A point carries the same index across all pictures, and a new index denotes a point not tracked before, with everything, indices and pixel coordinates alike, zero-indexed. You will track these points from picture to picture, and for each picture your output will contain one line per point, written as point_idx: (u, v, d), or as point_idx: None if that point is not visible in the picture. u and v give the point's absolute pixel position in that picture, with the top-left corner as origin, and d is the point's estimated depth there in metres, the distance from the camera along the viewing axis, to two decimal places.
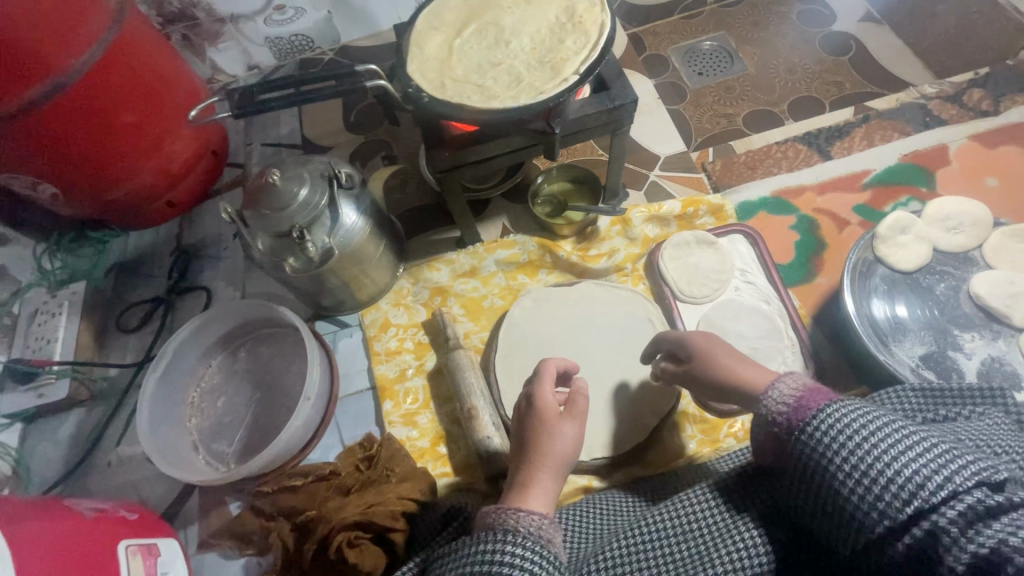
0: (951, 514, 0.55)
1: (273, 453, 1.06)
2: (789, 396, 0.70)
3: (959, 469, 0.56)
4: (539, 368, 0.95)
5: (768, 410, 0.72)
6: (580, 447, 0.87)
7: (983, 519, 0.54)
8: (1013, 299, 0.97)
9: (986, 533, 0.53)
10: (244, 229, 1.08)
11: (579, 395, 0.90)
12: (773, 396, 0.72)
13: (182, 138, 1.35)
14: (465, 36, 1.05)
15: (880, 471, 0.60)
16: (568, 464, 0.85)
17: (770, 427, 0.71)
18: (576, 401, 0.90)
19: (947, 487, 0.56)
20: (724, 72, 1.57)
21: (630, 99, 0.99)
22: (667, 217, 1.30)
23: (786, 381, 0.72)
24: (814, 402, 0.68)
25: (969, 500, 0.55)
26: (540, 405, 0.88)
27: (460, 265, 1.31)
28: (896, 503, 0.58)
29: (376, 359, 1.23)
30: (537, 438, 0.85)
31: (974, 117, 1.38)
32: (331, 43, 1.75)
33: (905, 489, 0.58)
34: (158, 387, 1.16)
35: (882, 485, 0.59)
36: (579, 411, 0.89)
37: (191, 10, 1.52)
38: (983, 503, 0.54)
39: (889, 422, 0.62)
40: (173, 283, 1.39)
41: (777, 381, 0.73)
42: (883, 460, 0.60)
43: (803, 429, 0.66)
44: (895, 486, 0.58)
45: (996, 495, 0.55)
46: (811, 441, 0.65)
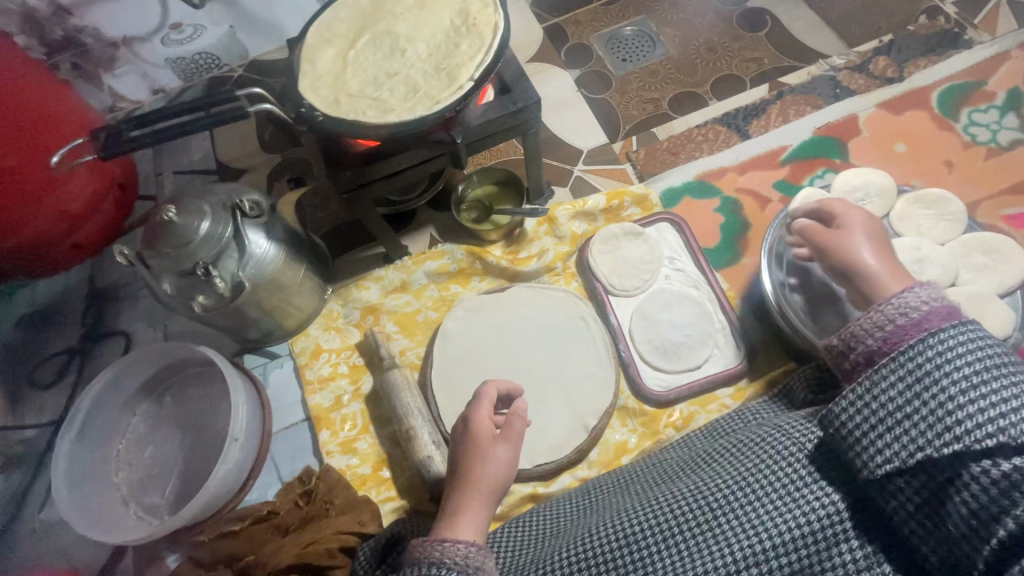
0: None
1: (203, 503, 1.01)
2: (924, 302, 0.72)
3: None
4: (480, 392, 0.91)
5: (909, 305, 0.73)
6: (516, 468, 0.84)
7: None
8: (920, 263, 1.00)
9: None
10: (145, 271, 1.01)
11: (515, 417, 0.87)
12: (916, 296, 0.73)
13: (79, 176, 1.26)
14: (359, 47, 1.01)
15: (1002, 399, 0.61)
16: (501, 489, 0.82)
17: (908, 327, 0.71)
18: (512, 424, 0.86)
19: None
20: (647, 56, 1.57)
21: (532, 100, 0.97)
22: (593, 211, 1.29)
23: (925, 291, 0.73)
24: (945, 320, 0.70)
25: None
26: (473, 428, 0.85)
27: (389, 281, 1.27)
28: (1014, 434, 0.59)
29: (309, 388, 1.19)
30: (469, 463, 0.82)
31: (881, 85, 1.42)
32: (239, 58, 1.64)
33: (1022, 423, 0.59)
34: (75, 446, 1.09)
35: (1003, 415, 0.60)
36: (514, 434, 0.86)
37: (77, 36, 1.39)
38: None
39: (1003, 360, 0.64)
40: (89, 330, 1.32)
41: (918, 288, 0.74)
42: (1000, 393, 0.61)
43: (939, 337, 0.65)
44: (1015, 418, 0.59)
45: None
46: (937, 354, 0.65)
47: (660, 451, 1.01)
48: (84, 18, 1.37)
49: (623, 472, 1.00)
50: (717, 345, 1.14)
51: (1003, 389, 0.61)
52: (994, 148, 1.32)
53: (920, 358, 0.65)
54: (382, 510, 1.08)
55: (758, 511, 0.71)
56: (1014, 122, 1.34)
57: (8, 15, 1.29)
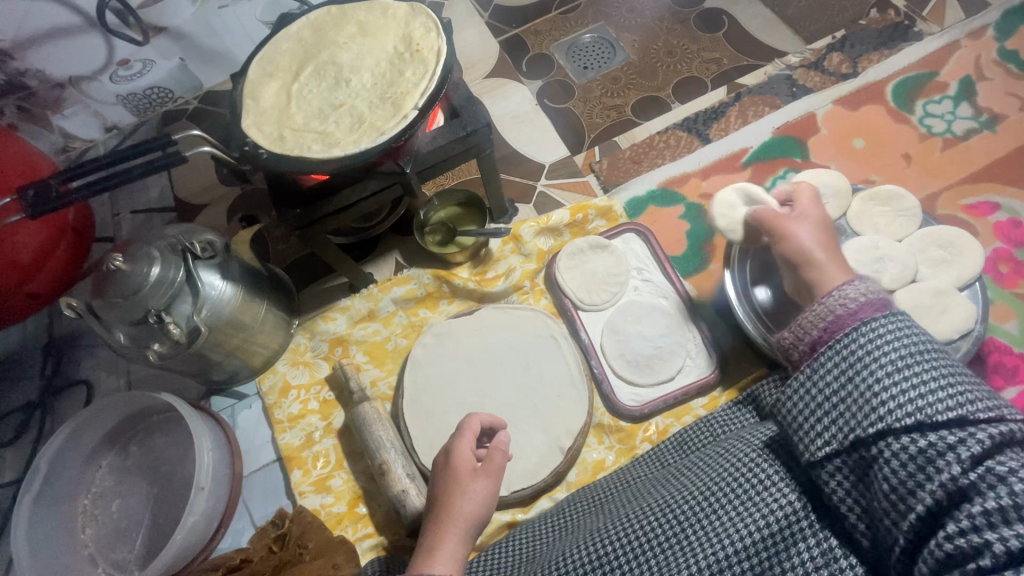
0: (981, 435, 0.56)
1: (171, 557, 0.97)
2: (855, 297, 0.72)
3: (985, 400, 0.58)
4: (461, 425, 0.89)
5: (840, 300, 0.73)
6: (495, 502, 0.80)
7: (1006, 447, 0.56)
8: (879, 263, 1.02)
9: (1008, 460, 0.55)
10: (96, 321, 0.98)
11: (496, 449, 0.83)
12: (842, 292, 0.73)
13: (28, 226, 1.21)
14: (303, 79, 0.99)
15: (922, 381, 0.60)
16: (480, 523, 0.78)
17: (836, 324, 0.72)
18: (493, 457, 0.82)
19: (980, 412, 0.57)
20: (608, 63, 1.56)
21: (482, 124, 0.95)
22: (558, 226, 1.28)
23: (852, 288, 0.73)
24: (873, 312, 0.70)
25: (995, 427, 0.56)
26: (453, 461, 0.83)
27: (356, 311, 1.24)
28: (934, 414, 0.58)
29: (279, 428, 1.16)
30: (448, 496, 0.79)
31: (837, 80, 1.43)
32: (192, 89, 1.61)
33: (945, 403, 0.58)
34: (36, 506, 1.05)
35: (923, 397, 0.59)
36: (495, 468, 0.81)
37: (20, 79, 1.34)
38: (1005, 433, 0.56)
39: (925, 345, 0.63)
40: (49, 381, 1.27)
41: (845, 285, 0.74)
42: (923, 376, 0.60)
43: (864, 328, 0.65)
44: (935, 400, 0.58)
45: (1019, 431, 0.57)
46: (861, 345, 0.64)
47: (631, 468, 1.00)
48: (26, 60, 1.31)
49: (598, 488, 0.99)
50: (689, 355, 1.13)
51: (930, 376, 0.60)
52: (950, 139, 1.33)
53: (850, 352, 0.64)
54: (360, 548, 1.05)
55: (711, 521, 0.68)
56: (968, 111, 1.36)
57: None
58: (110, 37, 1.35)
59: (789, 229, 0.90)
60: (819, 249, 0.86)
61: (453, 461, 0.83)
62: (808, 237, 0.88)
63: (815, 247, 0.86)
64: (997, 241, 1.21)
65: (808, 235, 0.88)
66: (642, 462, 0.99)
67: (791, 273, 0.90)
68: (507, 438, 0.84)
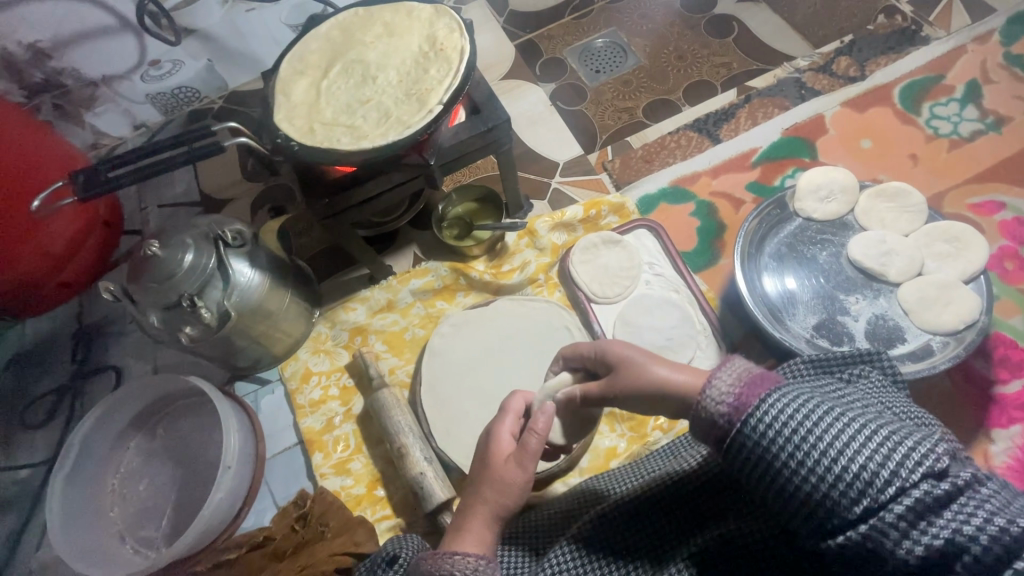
0: (899, 511, 0.55)
1: (198, 532, 1.01)
2: (729, 388, 0.67)
3: (907, 466, 0.56)
4: (505, 403, 0.90)
5: (709, 411, 0.67)
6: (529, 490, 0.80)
7: (932, 509, 0.55)
8: (885, 256, 1.08)
9: (937, 524, 0.54)
10: (133, 305, 1.03)
11: (531, 435, 0.80)
12: (712, 394, 0.67)
13: (61, 217, 1.25)
14: (332, 76, 1.04)
15: (829, 467, 0.59)
16: (511, 510, 0.80)
17: (713, 428, 0.67)
18: (527, 442, 0.80)
19: (896, 483, 0.56)
20: (619, 67, 1.60)
21: (502, 119, 1.00)
22: (572, 222, 1.32)
23: (725, 374, 0.68)
24: (757, 392, 0.65)
25: (917, 494, 0.55)
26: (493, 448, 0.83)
27: (376, 301, 1.29)
28: (848, 499, 0.58)
29: (301, 413, 1.20)
30: (480, 479, 0.82)
31: (845, 84, 1.46)
32: (218, 90, 1.65)
33: (856, 485, 0.57)
34: (68, 484, 1.09)
35: (833, 483, 0.58)
36: (529, 453, 0.80)
37: (56, 78, 1.40)
38: (932, 494, 0.55)
39: (825, 413, 0.61)
40: (79, 367, 1.32)
41: (715, 375, 0.68)
42: (833, 458, 0.59)
43: (746, 423, 0.64)
44: (851, 481, 0.57)
45: (943, 484, 0.55)
46: (753, 436, 0.63)
47: (647, 461, 0.98)
48: (62, 60, 1.37)
49: (610, 480, 0.97)
50: (700, 346, 1.16)
51: (849, 453, 0.58)
52: (956, 140, 1.36)
53: (761, 436, 0.63)
54: (378, 529, 1.09)
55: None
56: (974, 113, 1.39)
57: None
58: (143, 37, 1.40)
59: (628, 359, 0.83)
60: (681, 374, 0.79)
61: (495, 446, 0.84)
62: (658, 372, 0.79)
63: (671, 379, 0.78)
64: (1003, 239, 1.24)
65: (657, 368, 0.80)
66: (657, 455, 0.98)
67: (660, 410, 0.80)
68: (543, 422, 0.80)
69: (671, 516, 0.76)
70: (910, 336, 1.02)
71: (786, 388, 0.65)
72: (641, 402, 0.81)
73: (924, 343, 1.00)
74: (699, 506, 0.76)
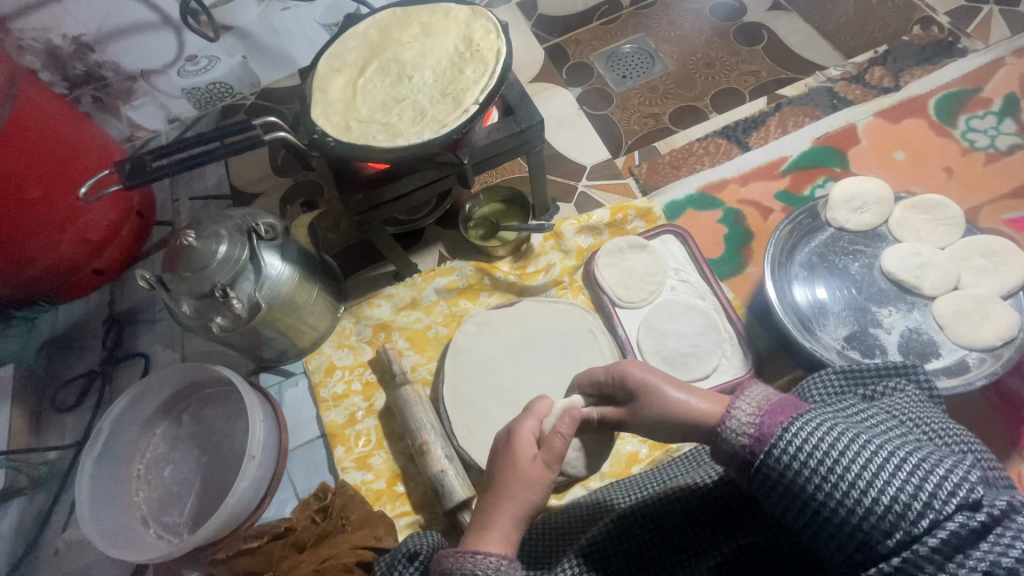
0: (933, 544, 0.54)
1: (221, 521, 1.02)
2: (751, 416, 0.69)
3: (940, 498, 0.55)
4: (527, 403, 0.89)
5: (730, 441, 0.69)
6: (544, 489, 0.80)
7: (968, 541, 0.53)
8: (920, 269, 1.07)
9: (975, 557, 0.52)
10: (166, 293, 1.05)
11: (556, 436, 0.81)
12: (733, 424, 0.70)
13: (98, 206, 1.28)
14: (368, 75, 1.05)
15: (857, 498, 0.58)
16: (534, 509, 0.78)
17: (736, 456, 0.69)
18: (553, 442, 0.80)
19: (928, 515, 0.55)
20: (646, 73, 1.60)
21: (536, 121, 1.00)
22: (598, 225, 1.32)
23: (746, 403, 0.70)
24: (779, 419, 0.66)
25: (952, 527, 0.53)
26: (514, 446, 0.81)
27: (400, 298, 1.30)
28: (878, 530, 0.57)
29: (324, 406, 1.21)
30: (503, 477, 0.79)
31: (878, 94, 1.44)
32: (251, 86, 1.68)
33: (887, 517, 0.57)
34: (97, 466, 1.11)
35: (862, 514, 0.58)
36: (557, 454, 0.80)
37: (98, 71, 1.43)
38: (968, 526, 0.53)
39: (851, 441, 0.61)
40: (109, 352, 1.35)
41: (736, 404, 0.71)
42: (860, 485, 0.59)
43: (771, 453, 0.65)
44: (880, 511, 0.57)
45: (978, 516, 0.53)
46: (778, 465, 0.64)
47: (668, 467, 0.98)
48: (105, 53, 1.40)
49: (631, 486, 0.97)
50: (725, 354, 1.15)
51: (877, 482, 0.58)
52: (993, 153, 1.34)
53: (785, 464, 0.63)
54: (397, 524, 1.09)
55: None
56: (1011, 127, 1.36)
57: (35, 53, 1.33)
58: (182, 33, 1.42)
59: (648, 384, 0.83)
60: (701, 400, 0.79)
61: (514, 445, 0.82)
62: (676, 397, 0.80)
63: (691, 406, 0.78)
64: None
65: (676, 393, 0.80)
66: (679, 462, 0.98)
67: (678, 436, 0.81)
68: (569, 425, 0.81)
69: (692, 528, 0.75)
70: (945, 351, 1.01)
71: (809, 416, 0.65)
72: (659, 425, 0.81)
73: (959, 358, 0.99)
74: (722, 520, 0.75)
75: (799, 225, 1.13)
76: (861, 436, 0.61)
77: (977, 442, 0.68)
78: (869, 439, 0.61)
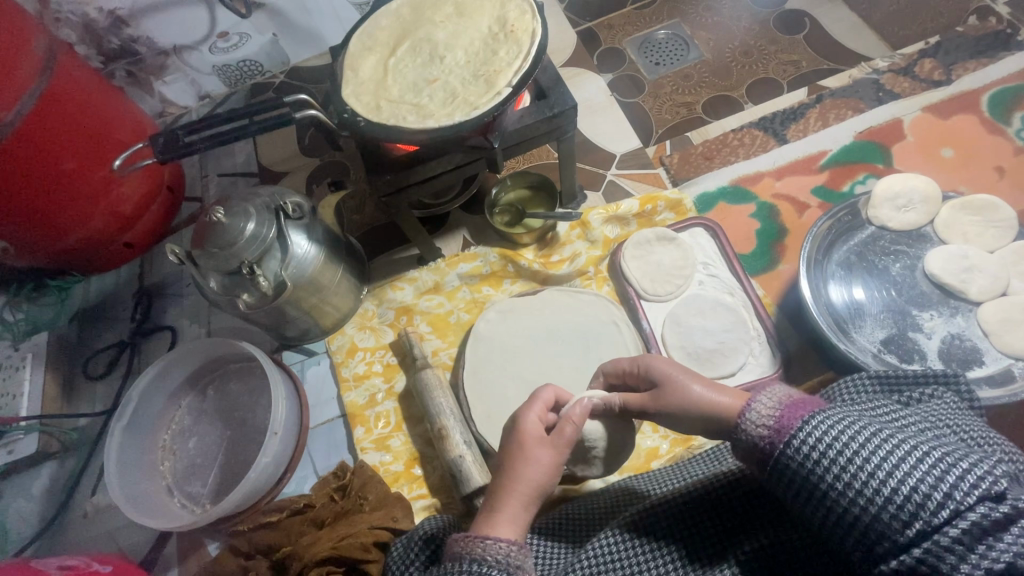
0: (954, 534, 0.52)
1: (244, 493, 1.04)
2: (770, 411, 0.67)
3: (963, 488, 0.53)
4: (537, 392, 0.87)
5: (750, 434, 0.68)
6: (558, 475, 0.79)
7: (992, 533, 0.51)
8: (966, 273, 1.03)
9: (999, 547, 0.51)
10: (194, 269, 1.06)
11: (568, 423, 0.80)
12: (751, 418, 0.68)
13: (131, 179, 1.30)
14: (400, 54, 1.04)
15: (877, 489, 0.56)
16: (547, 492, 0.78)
17: (755, 450, 0.67)
18: (564, 429, 0.79)
19: (949, 506, 0.53)
20: (680, 60, 1.56)
21: (569, 106, 0.98)
22: (626, 216, 1.29)
23: (765, 398, 0.69)
24: (798, 415, 0.65)
25: (973, 517, 0.52)
26: (516, 430, 0.80)
27: (423, 282, 1.29)
28: (897, 521, 0.55)
29: (345, 386, 1.22)
30: (512, 464, 0.78)
31: (926, 88, 1.38)
32: (280, 64, 1.67)
33: (906, 508, 0.55)
34: (125, 435, 1.14)
35: (882, 505, 0.56)
36: (564, 442, 0.79)
37: (132, 45, 1.43)
38: (990, 517, 0.52)
39: (871, 434, 0.59)
40: (137, 324, 1.37)
41: (754, 399, 0.70)
42: (880, 477, 0.57)
43: (789, 446, 0.63)
44: (899, 502, 0.55)
45: (1001, 507, 0.52)
46: (797, 457, 0.62)
47: (689, 463, 0.96)
48: (139, 28, 1.40)
49: (652, 480, 0.95)
50: (752, 352, 1.13)
51: (900, 474, 0.56)
52: None
53: (803, 455, 0.62)
54: (413, 507, 1.10)
55: None
56: None
57: (71, 26, 1.34)
58: (214, 9, 1.42)
59: (669, 382, 0.82)
60: (722, 393, 0.77)
61: (521, 428, 0.81)
62: (697, 390, 0.78)
63: (710, 400, 0.76)
64: None
65: (695, 387, 0.79)
66: (700, 459, 0.95)
67: (702, 430, 0.78)
68: (581, 412, 0.81)
69: (712, 524, 0.72)
70: (989, 359, 0.97)
71: (830, 411, 0.63)
72: (681, 419, 0.79)
73: (1004, 367, 0.96)
74: (740, 515, 0.73)
75: (838, 223, 1.09)
76: (881, 430, 0.59)
77: (1010, 448, 0.65)
78: (890, 433, 0.59)
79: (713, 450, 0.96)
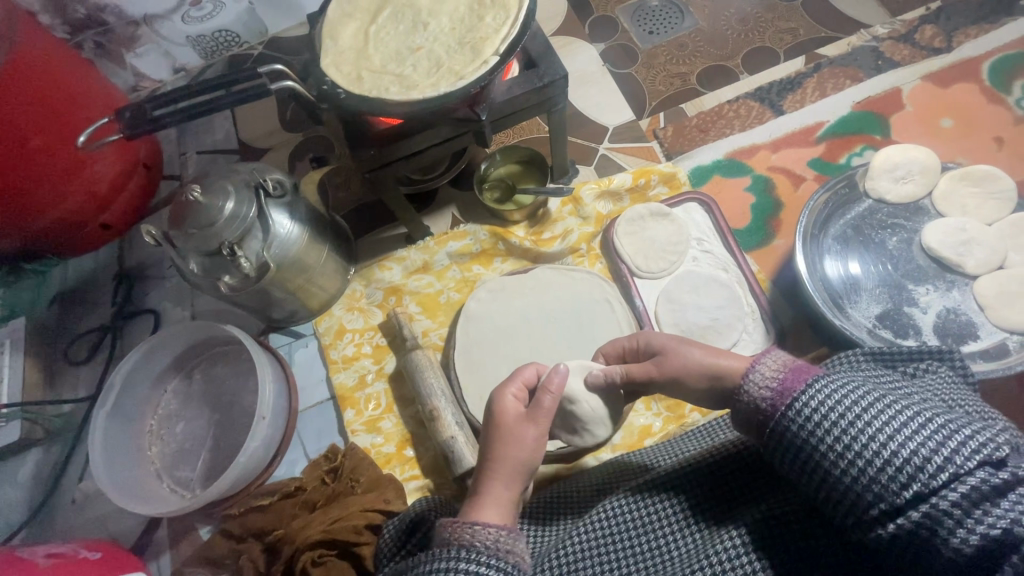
0: (953, 498, 0.51)
1: (233, 478, 1.02)
2: (774, 374, 0.66)
3: (965, 452, 0.52)
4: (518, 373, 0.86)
5: (751, 397, 0.66)
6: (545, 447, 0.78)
7: (990, 499, 0.51)
8: (963, 246, 1.02)
9: (995, 513, 0.50)
10: (172, 250, 1.01)
11: (545, 393, 0.79)
12: (754, 379, 0.67)
13: (105, 156, 1.24)
14: (381, 22, 0.99)
15: (877, 453, 0.56)
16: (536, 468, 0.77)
17: (756, 414, 0.66)
18: (542, 400, 0.78)
19: (948, 469, 0.52)
20: (674, 29, 1.50)
21: (559, 75, 0.94)
22: (619, 190, 1.27)
23: (767, 362, 0.67)
24: (801, 379, 0.64)
25: (973, 482, 0.51)
26: (501, 409, 0.79)
27: (412, 262, 1.26)
28: (895, 484, 0.54)
29: (334, 368, 1.20)
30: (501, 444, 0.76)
31: (927, 55, 1.34)
32: (258, 35, 1.60)
33: (904, 471, 0.54)
34: (110, 420, 1.11)
35: (881, 468, 0.55)
36: (544, 413, 0.78)
37: (99, 15, 1.35)
38: (989, 482, 0.51)
39: (874, 399, 0.58)
40: (119, 308, 1.34)
41: (756, 364, 0.68)
42: (881, 438, 0.56)
43: (791, 409, 0.62)
44: (900, 462, 0.54)
45: (1000, 473, 0.51)
46: (798, 421, 0.61)
47: (680, 440, 0.95)
48: None
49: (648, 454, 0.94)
50: (746, 329, 1.11)
51: (904, 437, 0.55)
52: None
53: (805, 418, 0.61)
54: (406, 488, 1.09)
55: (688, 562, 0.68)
56: None
57: None
58: None
59: (667, 353, 0.81)
60: (725, 358, 0.76)
61: (505, 409, 0.79)
62: (690, 365, 0.77)
63: (704, 373, 0.75)
64: None
65: (693, 353, 0.78)
66: (692, 435, 0.95)
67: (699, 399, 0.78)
68: (558, 381, 0.79)
69: (708, 495, 0.72)
70: (984, 333, 0.97)
71: (833, 376, 0.62)
72: (683, 389, 0.79)
73: (998, 341, 0.96)
74: (738, 491, 0.72)
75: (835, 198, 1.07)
76: (884, 395, 0.58)
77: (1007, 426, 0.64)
78: (893, 399, 0.58)
79: (704, 425, 0.96)
